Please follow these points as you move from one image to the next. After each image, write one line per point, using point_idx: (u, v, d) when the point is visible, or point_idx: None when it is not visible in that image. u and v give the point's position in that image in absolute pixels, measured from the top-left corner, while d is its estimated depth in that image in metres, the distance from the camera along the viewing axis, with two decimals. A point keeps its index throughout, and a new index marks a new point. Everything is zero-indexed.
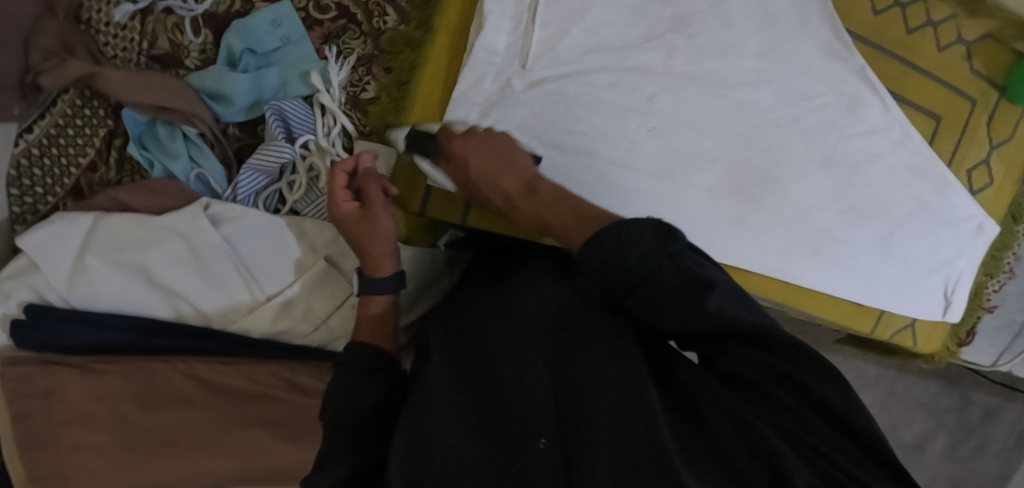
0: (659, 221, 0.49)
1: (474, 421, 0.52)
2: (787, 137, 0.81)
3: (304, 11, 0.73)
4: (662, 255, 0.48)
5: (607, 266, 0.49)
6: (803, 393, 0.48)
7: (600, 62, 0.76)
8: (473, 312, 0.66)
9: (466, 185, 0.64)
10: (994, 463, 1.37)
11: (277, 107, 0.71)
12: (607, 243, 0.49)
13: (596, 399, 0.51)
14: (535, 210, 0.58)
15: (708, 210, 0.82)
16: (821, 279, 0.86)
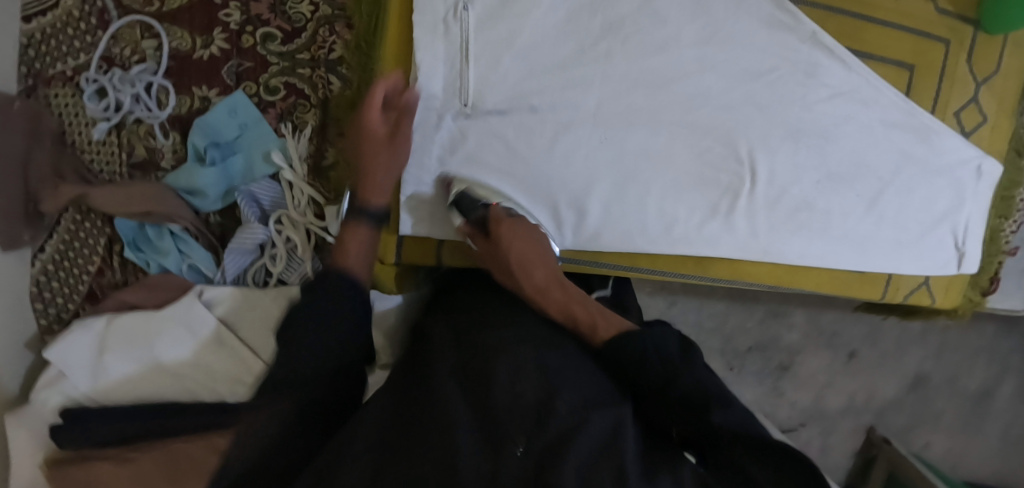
0: (681, 336, 0.66)
1: (468, 420, 0.54)
2: (746, 117, 0.80)
3: (256, 96, 0.77)
4: (679, 367, 0.62)
5: (644, 375, 0.63)
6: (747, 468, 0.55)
7: (542, 84, 0.77)
8: (472, 310, 0.74)
9: (501, 268, 0.76)
10: None
11: (247, 191, 0.76)
12: (635, 346, 0.64)
13: (580, 422, 0.53)
14: (566, 303, 0.72)
15: (681, 206, 0.82)
16: (813, 252, 0.86)
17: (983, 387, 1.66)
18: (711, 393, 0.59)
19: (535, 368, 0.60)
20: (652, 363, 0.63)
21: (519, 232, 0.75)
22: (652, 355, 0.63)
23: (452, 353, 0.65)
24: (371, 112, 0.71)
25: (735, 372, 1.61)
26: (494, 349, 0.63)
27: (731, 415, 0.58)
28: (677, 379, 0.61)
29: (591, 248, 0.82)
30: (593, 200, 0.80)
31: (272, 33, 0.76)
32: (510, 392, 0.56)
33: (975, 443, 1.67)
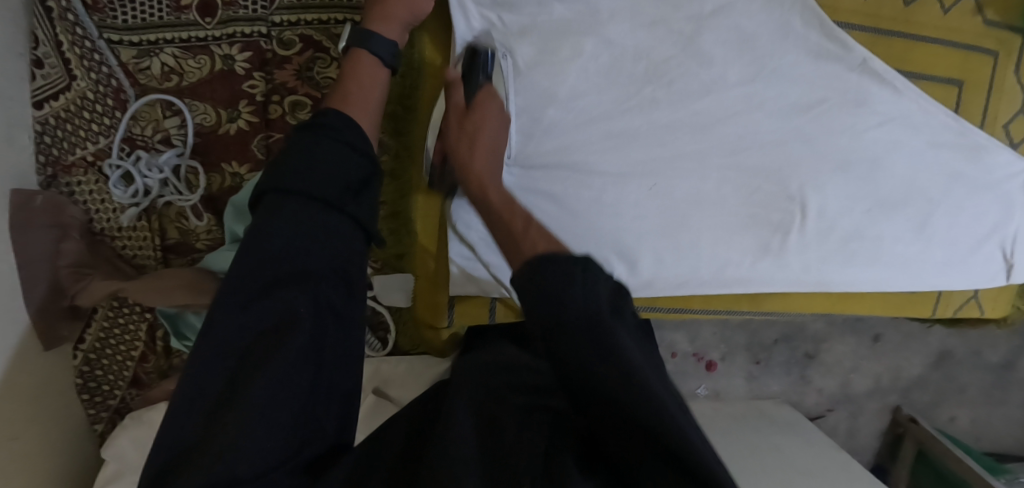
0: (615, 282, 0.49)
1: (474, 454, 0.49)
2: (795, 153, 0.79)
3: None
4: (610, 318, 0.46)
5: (538, 318, 0.46)
6: None
7: (586, 136, 0.74)
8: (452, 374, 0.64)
9: (463, 134, 0.64)
10: None
11: None
12: (547, 279, 0.46)
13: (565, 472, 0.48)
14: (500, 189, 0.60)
15: (733, 247, 0.81)
16: (862, 278, 0.86)
17: (1007, 358, 1.68)
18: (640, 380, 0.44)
19: (534, 416, 0.55)
20: (566, 318, 0.45)
21: (495, 115, 0.65)
22: (547, 309, 0.45)
23: (427, 408, 0.58)
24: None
25: (762, 365, 1.64)
26: (501, 395, 0.58)
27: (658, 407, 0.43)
28: (582, 324, 0.45)
29: (643, 294, 0.82)
30: (642, 247, 0.79)
31: (300, 100, 0.73)
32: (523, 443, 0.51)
33: (999, 413, 1.71)
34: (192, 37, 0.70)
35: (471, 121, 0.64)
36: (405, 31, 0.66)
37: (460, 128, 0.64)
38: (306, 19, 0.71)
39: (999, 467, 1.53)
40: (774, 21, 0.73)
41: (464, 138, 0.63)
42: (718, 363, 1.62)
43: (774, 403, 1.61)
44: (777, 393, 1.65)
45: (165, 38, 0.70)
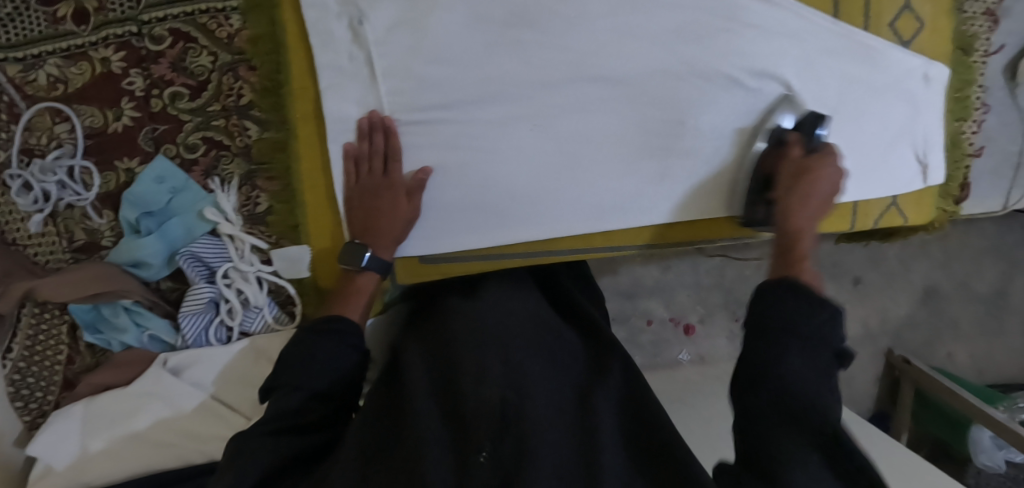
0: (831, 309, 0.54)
1: (447, 416, 0.56)
2: (679, 78, 0.78)
3: (178, 156, 0.76)
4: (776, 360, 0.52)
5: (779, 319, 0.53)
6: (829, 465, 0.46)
7: (460, 87, 0.75)
8: (445, 321, 0.72)
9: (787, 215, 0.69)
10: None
11: (188, 252, 0.75)
12: (785, 306, 0.54)
13: (536, 406, 0.55)
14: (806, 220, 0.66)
15: (631, 180, 0.81)
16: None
17: (996, 286, 1.65)
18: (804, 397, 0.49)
19: (533, 375, 0.60)
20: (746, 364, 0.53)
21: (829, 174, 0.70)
22: (761, 343, 0.53)
23: (430, 355, 0.68)
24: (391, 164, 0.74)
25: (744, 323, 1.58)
26: (494, 337, 0.66)
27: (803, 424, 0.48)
28: (756, 327, 0.54)
29: (546, 236, 0.80)
30: (536, 190, 0.79)
31: (179, 90, 0.75)
32: (493, 390, 0.56)
33: (997, 344, 1.67)
34: (72, 45, 0.73)
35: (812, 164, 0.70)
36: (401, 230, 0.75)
37: (793, 183, 0.69)
38: (173, 13, 0.73)
39: (998, 395, 1.49)
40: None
41: (383, 199, 0.73)
42: (696, 326, 1.53)
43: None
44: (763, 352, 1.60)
45: (46, 50, 0.72)
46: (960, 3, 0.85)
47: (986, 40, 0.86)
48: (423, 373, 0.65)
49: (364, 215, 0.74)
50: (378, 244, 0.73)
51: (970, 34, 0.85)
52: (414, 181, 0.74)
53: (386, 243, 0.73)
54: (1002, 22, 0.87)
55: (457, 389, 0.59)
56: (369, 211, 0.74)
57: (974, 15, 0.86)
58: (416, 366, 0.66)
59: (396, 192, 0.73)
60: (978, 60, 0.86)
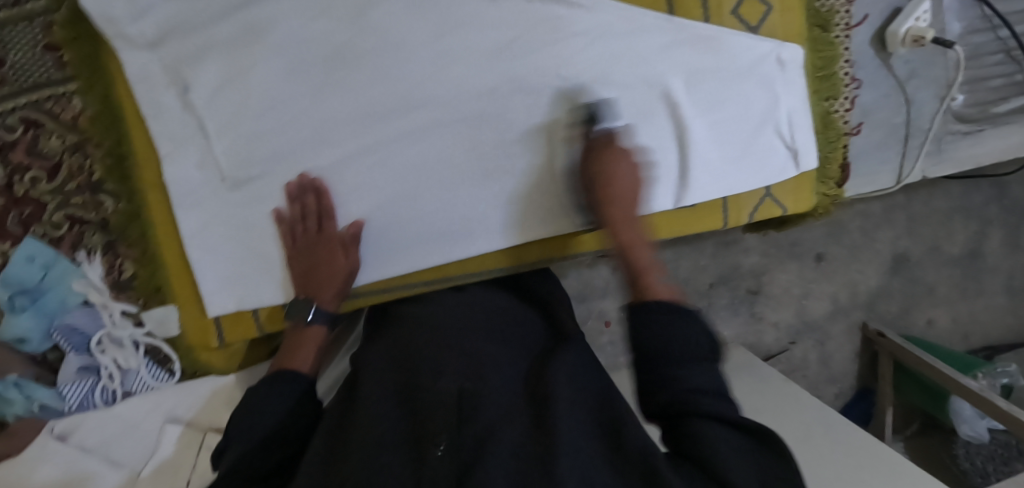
0: (710, 335, 0.54)
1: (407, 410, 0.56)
2: (513, 98, 0.78)
3: (46, 235, 0.80)
4: (678, 358, 0.52)
5: (657, 358, 0.53)
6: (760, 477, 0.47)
7: (294, 137, 0.77)
8: (404, 320, 0.72)
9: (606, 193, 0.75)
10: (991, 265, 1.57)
11: (62, 324, 0.78)
12: (660, 319, 0.54)
13: (493, 397, 0.54)
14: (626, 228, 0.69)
15: (477, 202, 0.80)
16: (634, 203, 0.82)
17: (970, 247, 1.57)
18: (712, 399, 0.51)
19: (490, 365, 0.60)
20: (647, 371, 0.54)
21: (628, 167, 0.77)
22: (678, 367, 0.52)
23: (389, 353, 0.67)
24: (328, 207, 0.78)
25: (706, 313, 1.50)
26: (450, 332, 0.66)
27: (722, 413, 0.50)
28: (682, 339, 0.53)
29: (395, 273, 0.81)
30: (385, 226, 0.80)
31: (37, 174, 0.79)
32: (451, 383, 0.55)
33: (979, 304, 1.60)
34: None
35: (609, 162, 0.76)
36: (343, 283, 0.77)
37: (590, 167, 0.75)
38: (21, 102, 0.77)
39: (976, 361, 1.41)
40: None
41: (320, 252, 0.77)
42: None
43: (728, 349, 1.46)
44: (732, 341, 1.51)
45: None
46: None
47: (845, 13, 0.82)
48: (381, 370, 0.65)
49: (302, 276, 0.77)
50: (319, 295, 0.76)
51: (825, 10, 0.82)
52: (348, 235, 0.78)
53: (328, 295, 0.76)
54: None
55: (415, 386, 0.58)
56: (312, 273, 0.76)
57: None
58: (377, 365, 0.66)
59: (332, 244, 0.77)
60: (841, 35, 0.83)
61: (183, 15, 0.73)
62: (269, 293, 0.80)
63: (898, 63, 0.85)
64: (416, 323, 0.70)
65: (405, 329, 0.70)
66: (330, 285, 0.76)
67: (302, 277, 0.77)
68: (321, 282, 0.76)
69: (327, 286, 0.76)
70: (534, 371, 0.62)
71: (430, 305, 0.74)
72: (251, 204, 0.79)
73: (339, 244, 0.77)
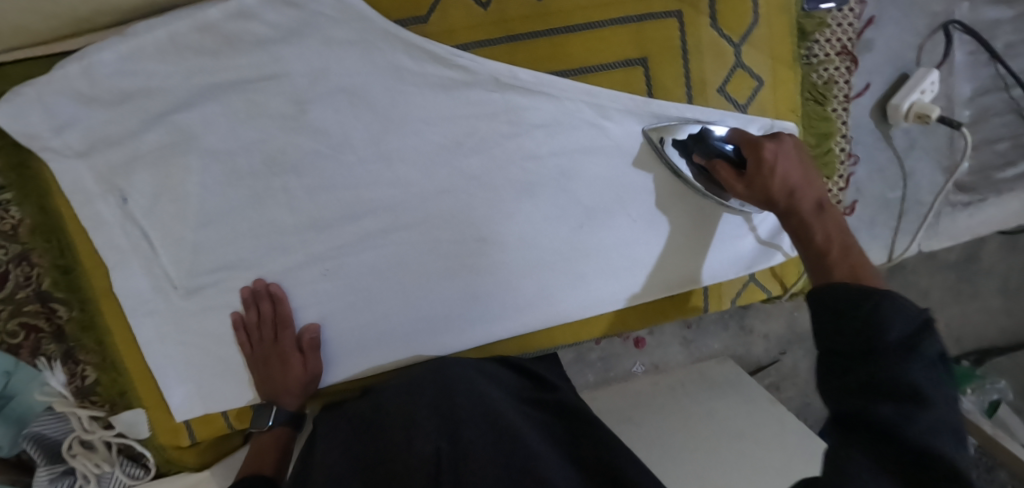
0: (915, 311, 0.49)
1: (384, 469, 0.58)
2: (471, 197, 0.73)
3: (4, 342, 0.77)
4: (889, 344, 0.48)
5: (853, 342, 0.50)
6: None
7: (244, 244, 0.73)
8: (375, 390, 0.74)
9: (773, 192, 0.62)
10: (994, 280, 1.42)
11: (32, 432, 0.77)
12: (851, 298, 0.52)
13: (471, 455, 0.58)
14: (812, 224, 0.61)
15: (435, 303, 0.76)
16: (602, 296, 0.78)
17: (965, 251, 1.40)
18: (925, 389, 0.46)
19: (465, 416, 0.63)
20: (852, 336, 0.50)
21: (790, 152, 0.64)
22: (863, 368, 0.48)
23: (359, 415, 0.69)
24: (285, 310, 0.74)
25: (696, 328, 1.30)
26: (421, 388, 0.68)
27: (922, 418, 0.45)
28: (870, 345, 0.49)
29: (356, 374, 0.78)
30: (343, 331, 0.77)
31: None
32: (432, 444, 0.58)
33: (972, 307, 1.41)
34: None
35: (765, 169, 0.63)
36: (304, 387, 0.75)
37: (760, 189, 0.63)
38: None
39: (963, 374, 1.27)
40: (388, 79, 0.69)
41: (275, 363, 0.75)
42: (646, 338, 1.27)
43: (717, 363, 1.27)
44: (721, 354, 1.31)
45: None
46: (807, 49, 0.74)
47: (844, 84, 0.75)
48: (351, 431, 0.67)
49: (258, 379, 0.76)
50: (279, 398, 0.75)
51: (823, 82, 0.75)
52: (304, 340, 0.75)
53: (289, 397, 0.75)
54: (863, 60, 0.76)
55: (388, 447, 0.60)
56: (270, 379, 0.75)
57: (828, 58, 0.75)
58: (337, 428, 0.68)
59: (290, 352, 0.74)
60: (836, 109, 0.76)
61: (113, 124, 0.68)
62: (234, 396, 0.78)
63: (897, 133, 0.79)
64: (389, 388, 0.72)
65: (376, 395, 0.72)
66: (290, 389, 0.75)
67: (260, 382, 0.76)
68: (279, 388, 0.75)
69: (286, 390, 0.75)
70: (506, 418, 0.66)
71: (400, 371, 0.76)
72: (205, 311, 0.75)
73: (293, 348, 0.75)
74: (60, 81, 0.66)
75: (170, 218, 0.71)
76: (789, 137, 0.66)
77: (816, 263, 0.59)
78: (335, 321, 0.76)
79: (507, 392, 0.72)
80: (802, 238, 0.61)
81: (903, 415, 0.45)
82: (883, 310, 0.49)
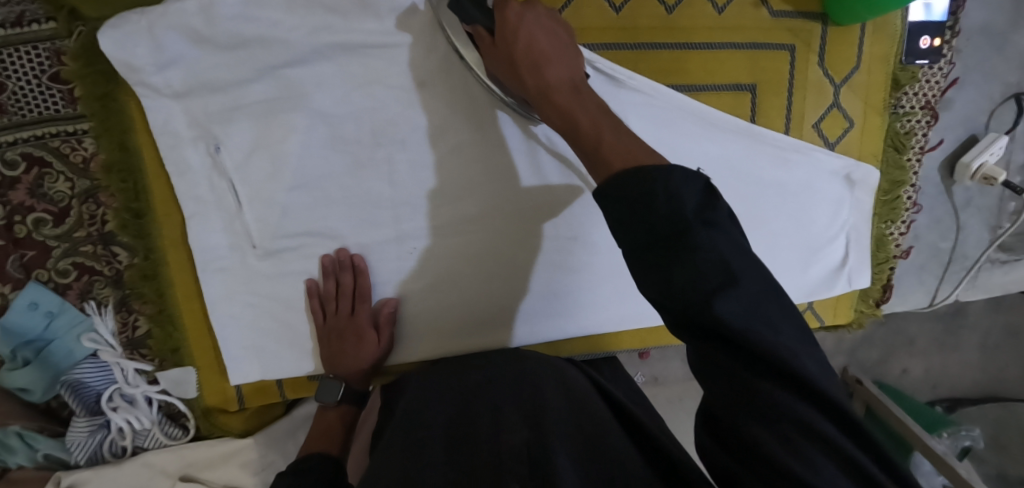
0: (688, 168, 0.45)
1: (471, 462, 0.57)
2: (567, 193, 0.77)
3: (51, 281, 0.72)
4: (688, 219, 0.43)
5: (649, 228, 0.44)
6: (786, 386, 0.41)
7: (334, 212, 0.72)
8: (448, 373, 0.73)
9: (539, 81, 0.59)
10: (977, 334, 1.53)
11: (70, 379, 0.73)
12: (630, 183, 0.46)
13: (553, 446, 0.57)
14: (570, 106, 0.56)
15: (513, 292, 0.78)
16: (564, 288, 0.80)
17: (954, 304, 1.51)
18: (733, 261, 0.42)
19: (548, 411, 0.63)
20: (646, 225, 0.44)
21: (545, 25, 0.61)
22: (670, 255, 0.43)
23: (430, 398, 0.68)
24: (365, 286, 0.73)
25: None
26: (503, 384, 0.69)
27: (739, 296, 0.42)
28: (669, 226, 0.43)
29: (427, 357, 0.78)
30: (418, 310, 0.76)
31: (42, 217, 0.70)
32: (518, 434, 0.59)
33: (952, 359, 1.53)
34: None
35: (522, 45, 0.59)
36: (375, 365, 0.75)
37: (527, 74, 0.59)
38: (23, 136, 0.68)
39: (943, 420, 1.37)
40: None
41: (348, 337, 0.73)
42: (651, 350, 1.28)
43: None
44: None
45: None
46: (897, 99, 0.79)
47: (921, 137, 0.80)
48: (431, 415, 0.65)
49: (329, 354, 0.74)
50: (346, 376, 0.75)
51: (904, 132, 0.80)
52: (381, 315, 0.74)
53: (354, 375, 0.75)
54: (942, 117, 0.81)
55: (472, 439, 0.60)
56: (340, 354, 0.73)
57: (913, 110, 0.79)
58: (420, 411, 0.66)
59: (364, 327, 0.73)
60: (911, 157, 0.81)
61: (221, 69, 0.66)
62: (294, 366, 0.76)
63: (959, 189, 0.84)
64: (464, 377, 0.71)
65: (447, 380, 0.71)
66: (357, 365, 0.74)
67: (329, 357, 0.74)
68: (348, 363, 0.74)
69: (353, 365, 0.74)
70: (583, 417, 0.65)
71: (471, 361, 0.75)
72: (280, 276, 0.73)
73: (370, 324, 0.74)
74: (176, 15, 0.63)
75: (264, 175, 0.69)
76: (546, 11, 0.62)
77: (591, 154, 0.52)
78: (415, 301, 0.76)
79: (590, 388, 0.72)
80: (568, 125, 0.56)
81: (735, 309, 0.41)
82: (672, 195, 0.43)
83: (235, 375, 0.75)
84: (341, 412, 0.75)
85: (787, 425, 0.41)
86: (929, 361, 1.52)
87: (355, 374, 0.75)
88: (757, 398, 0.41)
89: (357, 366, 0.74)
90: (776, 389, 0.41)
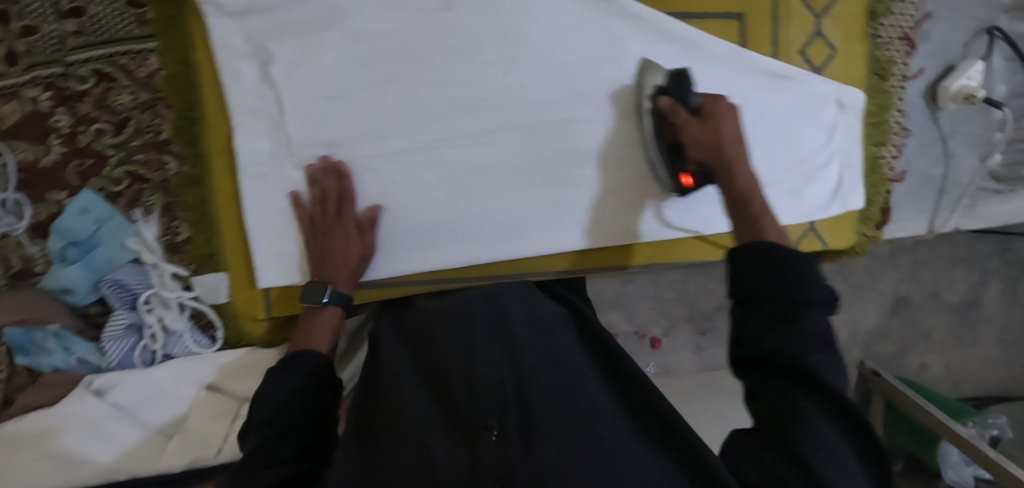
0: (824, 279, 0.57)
1: (450, 397, 0.56)
2: (575, 109, 0.82)
3: (104, 189, 0.79)
4: (809, 296, 0.56)
5: (762, 290, 0.57)
6: (831, 436, 0.50)
7: (362, 124, 0.78)
8: (422, 310, 0.71)
9: (710, 148, 0.69)
10: (994, 328, 1.46)
11: (112, 280, 0.77)
12: (783, 253, 0.58)
13: (537, 389, 0.56)
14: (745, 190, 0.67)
15: (523, 206, 0.83)
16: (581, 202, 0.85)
17: (968, 295, 1.43)
18: (829, 335, 0.54)
19: (524, 344, 0.61)
20: (785, 286, 0.56)
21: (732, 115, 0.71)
22: (783, 311, 0.55)
23: (411, 338, 0.67)
24: (349, 185, 0.77)
25: (710, 336, 1.27)
26: (478, 311, 0.65)
27: (829, 364, 0.53)
28: (803, 297, 0.56)
29: (444, 264, 0.82)
30: (436, 219, 0.81)
31: (103, 127, 0.79)
32: (498, 368, 0.57)
33: (971, 354, 1.46)
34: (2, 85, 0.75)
35: (712, 119, 0.70)
36: (360, 262, 0.76)
37: (701, 127, 0.70)
38: (95, 54, 0.77)
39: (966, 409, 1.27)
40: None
41: (335, 237, 0.75)
42: (662, 339, 1.24)
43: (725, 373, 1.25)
44: None
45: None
46: (875, 29, 0.86)
47: (903, 64, 0.88)
48: (408, 355, 0.64)
49: (317, 255, 0.75)
50: (333, 278, 0.74)
51: (886, 60, 0.87)
52: (364, 218, 0.77)
53: (341, 276, 0.74)
54: (920, 48, 0.89)
55: (448, 373, 0.58)
56: (329, 251, 0.74)
57: (891, 40, 0.87)
58: (399, 359, 0.63)
59: (348, 228, 0.75)
60: (896, 84, 0.88)
61: None
62: None
63: (944, 117, 0.91)
64: (439, 309, 0.69)
65: (423, 318, 0.69)
66: (343, 261, 0.74)
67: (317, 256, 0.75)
68: (336, 261, 0.74)
69: (341, 261, 0.74)
70: (563, 351, 0.63)
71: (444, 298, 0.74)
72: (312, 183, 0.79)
73: (354, 225, 0.76)
74: None
75: (304, 87, 0.77)
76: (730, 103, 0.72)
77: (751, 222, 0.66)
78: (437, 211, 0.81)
79: (563, 319, 0.71)
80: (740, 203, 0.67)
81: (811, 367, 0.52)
82: (807, 280, 0.56)
83: (268, 277, 0.80)
84: (326, 315, 0.72)
85: (834, 457, 0.49)
86: (950, 356, 1.44)
87: (343, 275, 0.74)
88: (805, 420, 0.51)
89: (345, 266, 0.74)
90: (831, 432, 0.51)
